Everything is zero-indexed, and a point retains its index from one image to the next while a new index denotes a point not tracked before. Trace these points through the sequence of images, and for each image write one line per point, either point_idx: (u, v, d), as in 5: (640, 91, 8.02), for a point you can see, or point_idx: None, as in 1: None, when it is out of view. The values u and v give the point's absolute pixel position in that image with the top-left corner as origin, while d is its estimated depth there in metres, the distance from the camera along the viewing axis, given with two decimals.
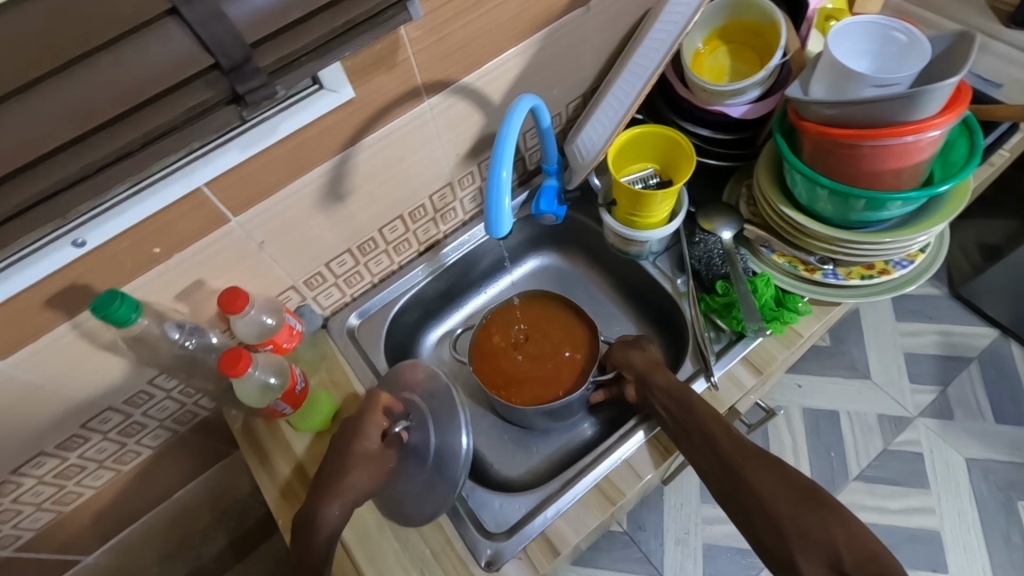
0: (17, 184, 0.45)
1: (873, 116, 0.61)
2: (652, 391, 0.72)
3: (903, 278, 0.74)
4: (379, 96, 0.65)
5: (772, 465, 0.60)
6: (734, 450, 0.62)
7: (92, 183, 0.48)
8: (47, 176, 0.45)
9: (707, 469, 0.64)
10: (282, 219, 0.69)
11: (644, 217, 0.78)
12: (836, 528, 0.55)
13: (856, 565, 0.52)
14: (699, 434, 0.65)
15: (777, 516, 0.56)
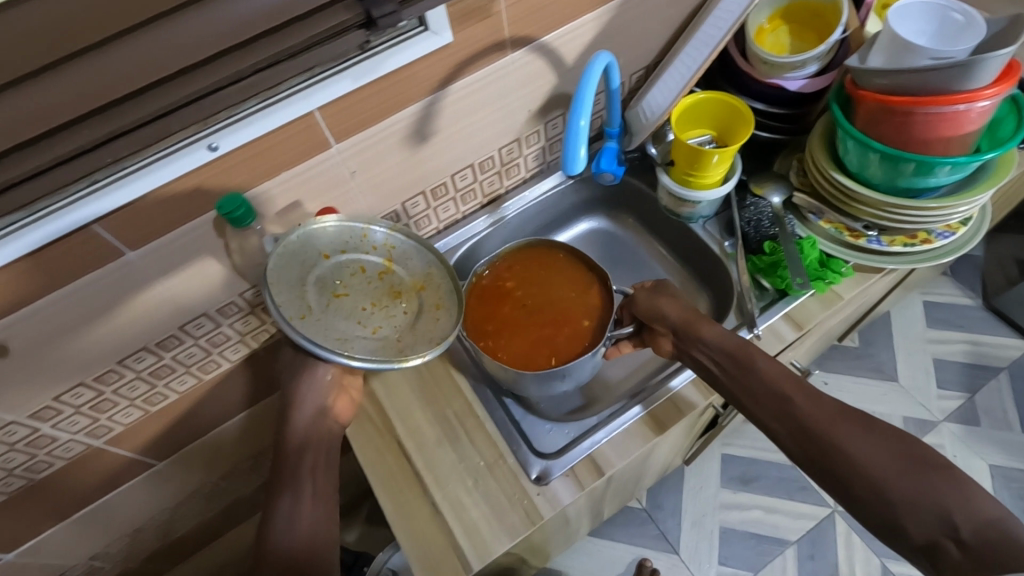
0: (184, 79, 0.54)
1: (928, 85, 0.66)
2: (694, 344, 0.76)
3: (944, 249, 0.79)
4: (472, 44, 0.72)
5: (866, 431, 0.64)
6: (820, 419, 0.66)
7: (241, 85, 0.57)
8: (210, 74, 0.55)
9: (791, 436, 0.67)
10: (374, 152, 0.76)
11: (698, 177, 0.84)
12: (945, 490, 0.59)
13: (970, 528, 0.57)
14: (774, 401, 0.69)
15: (880, 483, 0.61)
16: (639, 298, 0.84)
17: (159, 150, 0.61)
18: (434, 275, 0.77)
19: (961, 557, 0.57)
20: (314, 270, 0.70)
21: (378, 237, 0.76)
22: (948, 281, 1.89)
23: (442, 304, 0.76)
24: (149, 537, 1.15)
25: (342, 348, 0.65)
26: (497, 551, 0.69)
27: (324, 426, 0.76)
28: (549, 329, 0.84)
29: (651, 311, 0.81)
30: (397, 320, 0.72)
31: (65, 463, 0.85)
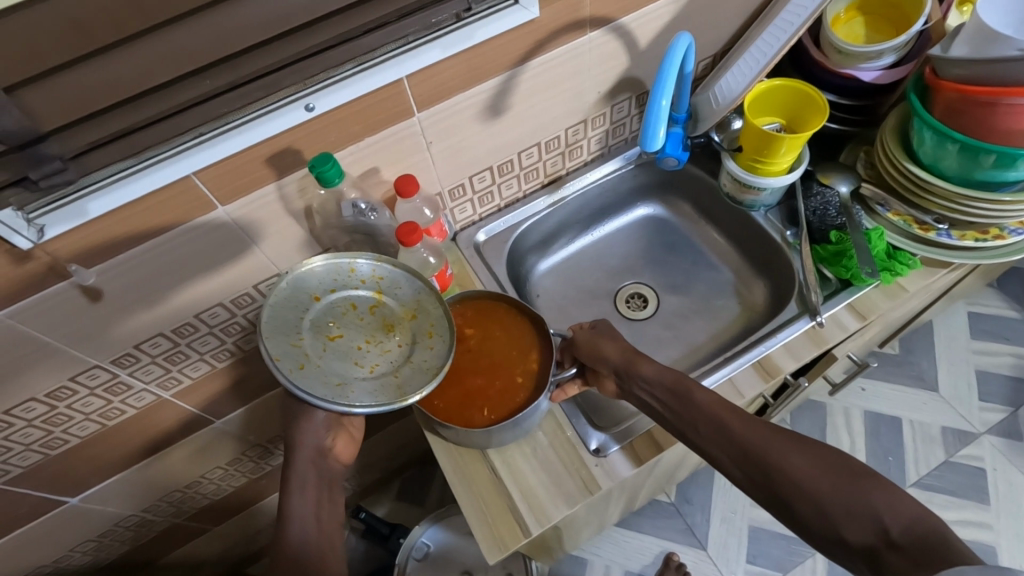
0: (299, 36, 0.61)
1: (1014, 74, 0.66)
2: (635, 382, 0.73)
3: (1015, 246, 0.78)
4: (554, 20, 0.73)
5: (799, 446, 0.61)
6: (752, 437, 0.63)
7: (348, 45, 0.64)
8: (324, 32, 0.62)
9: (730, 460, 0.64)
10: (451, 123, 0.78)
11: (766, 164, 0.84)
12: (878, 496, 0.56)
13: (903, 533, 0.53)
14: (705, 422, 0.67)
15: (818, 498, 0.58)
16: (579, 340, 0.80)
17: (258, 108, 0.63)
18: (425, 301, 0.70)
19: (901, 562, 0.52)
20: (306, 315, 0.66)
21: (366, 270, 0.71)
22: (995, 292, 1.85)
23: (436, 330, 0.69)
24: (198, 495, 1.19)
25: (343, 394, 0.62)
26: (554, 517, 0.71)
27: (326, 466, 0.73)
28: (484, 378, 0.76)
29: (590, 353, 0.77)
30: (394, 354, 0.67)
31: (135, 412, 0.89)
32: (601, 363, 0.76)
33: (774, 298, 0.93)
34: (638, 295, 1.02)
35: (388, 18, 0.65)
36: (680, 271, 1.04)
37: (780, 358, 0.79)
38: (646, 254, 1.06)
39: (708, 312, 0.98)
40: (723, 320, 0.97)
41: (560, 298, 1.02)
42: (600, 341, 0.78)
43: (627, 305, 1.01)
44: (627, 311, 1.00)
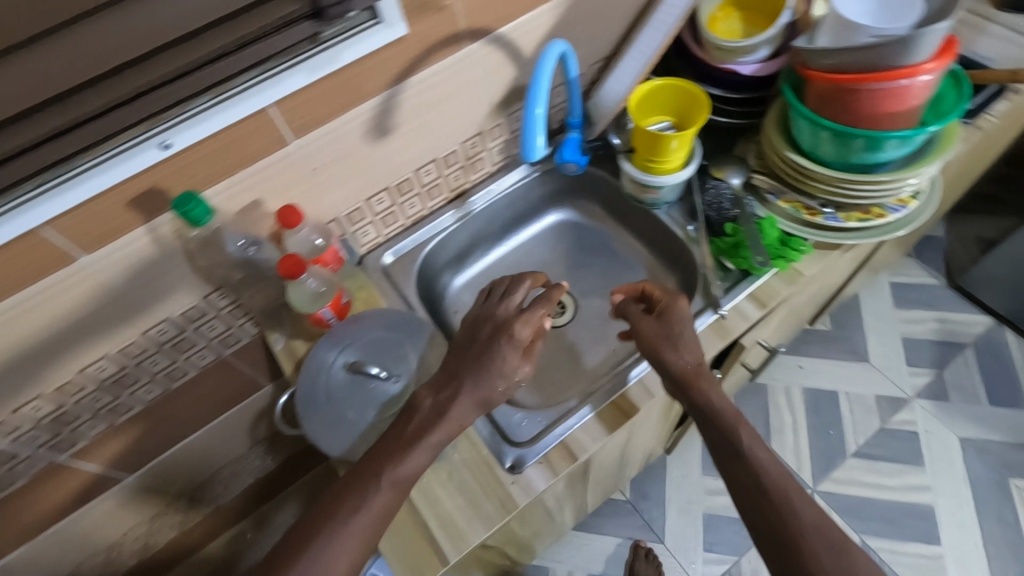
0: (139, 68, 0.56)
1: (871, 62, 0.68)
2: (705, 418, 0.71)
3: (894, 224, 0.81)
4: (426, 37, 0.72)
5: (839, 550, 0.61)
6: (803, 526, 0.63)
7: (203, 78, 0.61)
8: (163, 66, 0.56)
9: (764, 529, 0.65)
10: (335, 147, 0.76)
11: (660, 163, 0.85)
12: None
13: None
14: (775, 495, 0.66)
15: None
16: (646, 330, 0.75)
17: (108, 149, 0.59)
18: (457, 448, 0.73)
19: None
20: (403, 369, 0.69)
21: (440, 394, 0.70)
22: (914, 262, 1.94)
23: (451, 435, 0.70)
24: (124, 554, 1.12)
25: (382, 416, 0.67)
26: (473, 542, 0.69)
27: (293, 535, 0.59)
28: None
29: (651, 347, 0.74)
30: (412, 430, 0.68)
31: (27, 481, 0.83)
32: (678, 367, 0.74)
33: (684, 289, 0.94)
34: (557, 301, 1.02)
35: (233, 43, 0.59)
36: (596, 273, 1.04)
37: None
38: (563, 259, 1.06)
39: None
40: None
41: None
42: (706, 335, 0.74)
43: None
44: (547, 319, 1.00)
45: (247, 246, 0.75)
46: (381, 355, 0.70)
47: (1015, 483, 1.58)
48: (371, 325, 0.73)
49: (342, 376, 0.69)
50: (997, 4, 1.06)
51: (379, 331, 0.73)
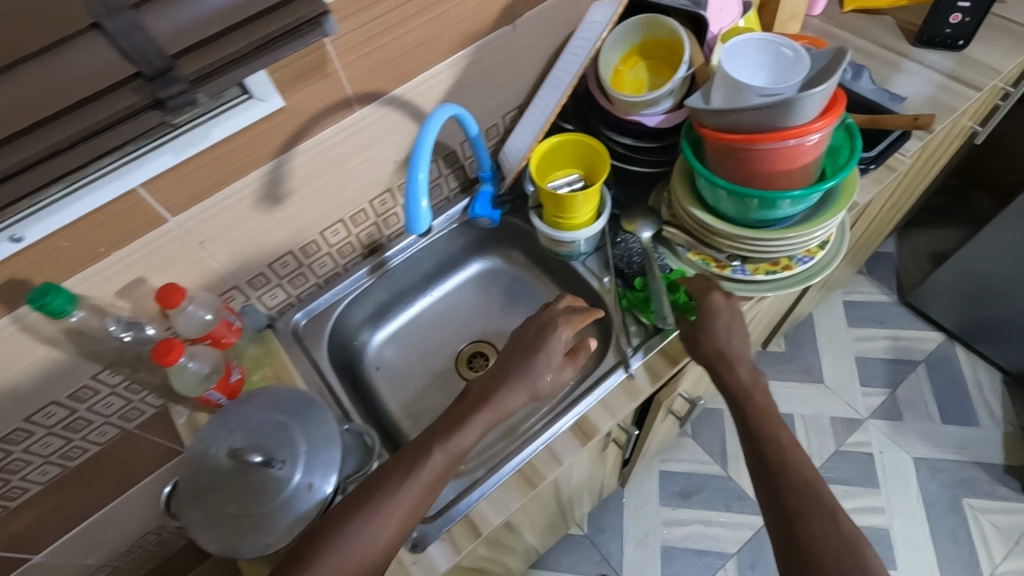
0: None
1: (759, 123, 0.67)
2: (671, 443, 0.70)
3: (804, 274, 0.80)
4: (310, 105, 0.70)
5: (830, 514, 0.59)
6: (805, 495, 0.61)
7: None
8: None
9: (765, 494, 0.64)
10: (223, 219, 0.73)
11: (568, 219, 0.84)
12: None
13: None
14: (775, 462, 0.65)
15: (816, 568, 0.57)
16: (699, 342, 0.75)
17: None
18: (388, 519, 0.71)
19: None
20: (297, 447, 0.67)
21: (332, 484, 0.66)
22: (865, 279, 1.95)
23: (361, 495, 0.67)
24: None
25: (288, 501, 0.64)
26: None
27: None
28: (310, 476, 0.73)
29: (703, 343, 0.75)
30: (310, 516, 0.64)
31: None
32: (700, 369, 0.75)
33: (602, 343, 0.91)
34: (480, 354, 1.00)
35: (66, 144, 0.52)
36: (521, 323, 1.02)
37: (596, 417, 0.78)
38: (486, 310, 1.04)
39: None
40: None
41: (401, 367, 0.99)
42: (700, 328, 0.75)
43: (469, 367, 0.99)
44: (470, 373, 0.98)
45: (127, 331, 0.71)
46: (269, 439, 0.68)
47: (968, 501, 1.58)
48: (259, 406, 0.71)
49: (225, 463, 0.66)
50: (911, 40, 1.07)
51: (271, 413, 0.70)
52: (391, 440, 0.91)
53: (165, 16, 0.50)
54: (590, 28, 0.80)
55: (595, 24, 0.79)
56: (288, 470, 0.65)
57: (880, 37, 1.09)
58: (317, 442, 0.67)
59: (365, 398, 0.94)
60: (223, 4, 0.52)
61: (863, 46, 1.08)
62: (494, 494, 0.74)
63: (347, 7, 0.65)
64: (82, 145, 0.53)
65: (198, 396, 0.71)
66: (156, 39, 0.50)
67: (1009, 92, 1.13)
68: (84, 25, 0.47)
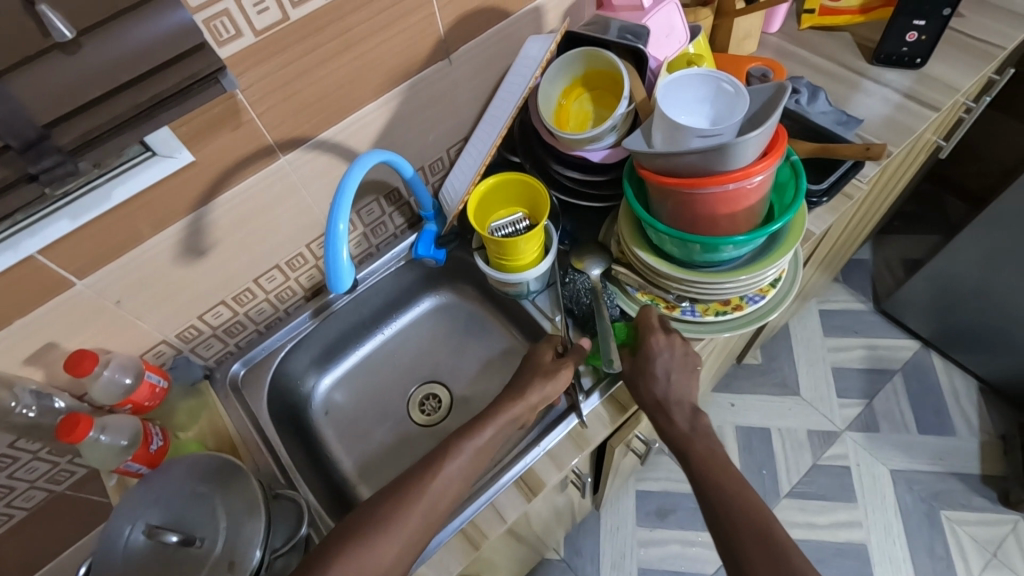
0: None
1: (698, 166, 0.65)
2: None
3: (756, 313, 0.78)
4: (227, 155, 0.66)
5: (760, 538, 0.60)
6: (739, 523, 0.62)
7: None
8: None
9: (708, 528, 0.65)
10: (139, 277, 0.69)
11: (513, 260, 0.80)
12: None
13: None
14: (710, 493, 0.65)
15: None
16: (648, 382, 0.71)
17: None
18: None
19: None
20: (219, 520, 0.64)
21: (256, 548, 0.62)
22: (841, 287, 1.93)
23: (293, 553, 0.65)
24: None
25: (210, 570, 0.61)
26: None
27: None
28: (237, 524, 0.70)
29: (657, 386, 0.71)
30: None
31: None
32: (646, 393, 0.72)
33: None
34: (432, 396, 0.96)
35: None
36: (474, 361, 0.98)
37: (543, 470, 0.74)
38: (438, 348, 1.00)
39: None
40: None
41: (349, 412, 0.95)
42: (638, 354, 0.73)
43: (420, 410, 0.95)
44: (420, 417, 0.94)
45: (32, 405, 0.68)
46: (185, 512, 0.66)
47: (945, 513, 1.57)
48: (180, 477, 0.68)
49: (141, 542, 0.64)
50: (868, 58, 1.05)
51: (187, 483, 0.68)
52: (335, 492, 0.87)
53: (32, 83, 0.46)
54: (525, 63, 0.76)
55: (530, 59, 0.75)
56: (208, 546, 0.63)
57: (838, 55, 1.07)
58: (237, 507, 0.65)
59: (309, 448, 0.90)
60: (100, 66, 0.48)
61: (820, 65, 1.06)
62: (435, 557, 0.70)
63: (256, 55, 0.61)
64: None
65: (115, 467, 0.69)
66: (22, 110, 0.45)
67: (972, 107, 1.11)
68: None
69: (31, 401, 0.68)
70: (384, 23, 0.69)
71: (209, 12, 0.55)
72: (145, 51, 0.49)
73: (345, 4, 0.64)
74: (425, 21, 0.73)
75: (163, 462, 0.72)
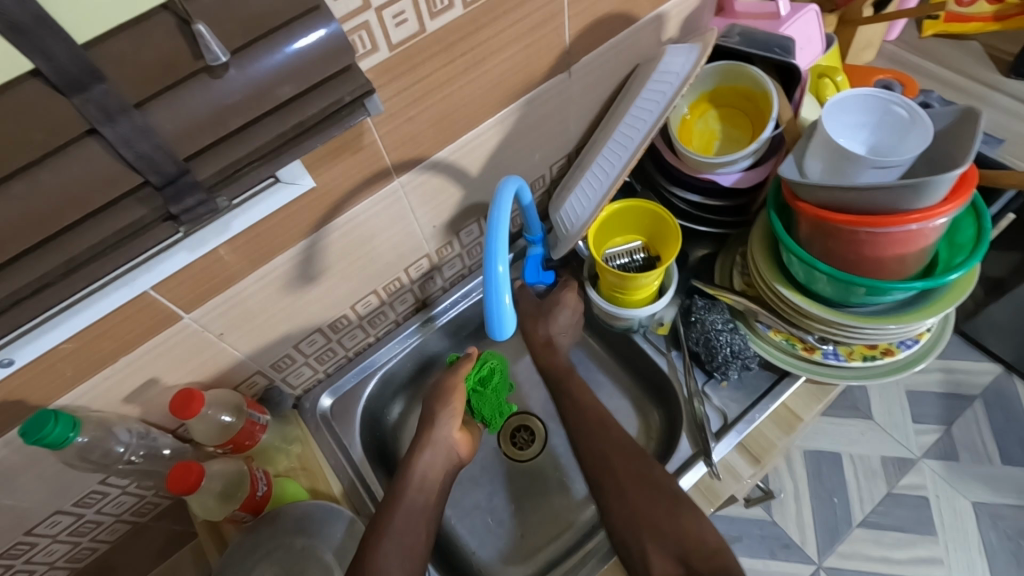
0: None
1: (873, 203, 0.58)
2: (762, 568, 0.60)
3: (908, 359, 0.70)
4: (346, 180, 0.61)
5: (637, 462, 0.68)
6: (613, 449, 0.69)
7: None
8: None
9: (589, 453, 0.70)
10: (243, 309, 0.64)
11: (628, 295, 0.74)
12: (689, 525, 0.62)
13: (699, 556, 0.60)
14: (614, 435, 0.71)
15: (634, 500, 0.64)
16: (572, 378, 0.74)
17: None
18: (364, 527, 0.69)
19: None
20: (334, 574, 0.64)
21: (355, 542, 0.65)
22: None
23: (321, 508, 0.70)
24: None
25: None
26: None
27: None
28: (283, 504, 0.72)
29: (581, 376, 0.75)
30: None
31: None
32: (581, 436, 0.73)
33: (668, 426, 0.81)
34: (524, 429, 0.88)
35: (48, 278, 0.43)
36: None
37: None
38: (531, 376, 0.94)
39: None
40: None
41: None
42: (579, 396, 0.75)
43: (513, 443, 0.87)
44: (513, 451, 0.86)
45: (138, 449, 0.65)
46: (297, 568, 0.64)
47: None
48: (286, 530, 0.66)
49: None
50: (1003, 70, 0.96)
51: (293, 535, 0.66)
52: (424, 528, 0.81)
53: (176, 109, 0.40)
54: (666, 76, 0.69)
55: (671, 74, 0.68)
56: None
57: (967, 67, 0.98)
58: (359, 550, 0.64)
59: None
60: (246, 89, 0.42)
61: (948, 76, 0.97)
62: None
63: (389, 73, 0.55)
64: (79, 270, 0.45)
65: (224, 516, 0.68)
66: (167, 144, 0.40)
67: None
68: (80, 132, 0.37)
69: (137, 443, 0.65)
70: (517, 35, 0.62)
71: (352, 26, 0.49)
72: (293, 70, 0.43)
73: (481, 16, 0.57)
74: (554, 32, 0.66)
75: (268, 509, 0.70)
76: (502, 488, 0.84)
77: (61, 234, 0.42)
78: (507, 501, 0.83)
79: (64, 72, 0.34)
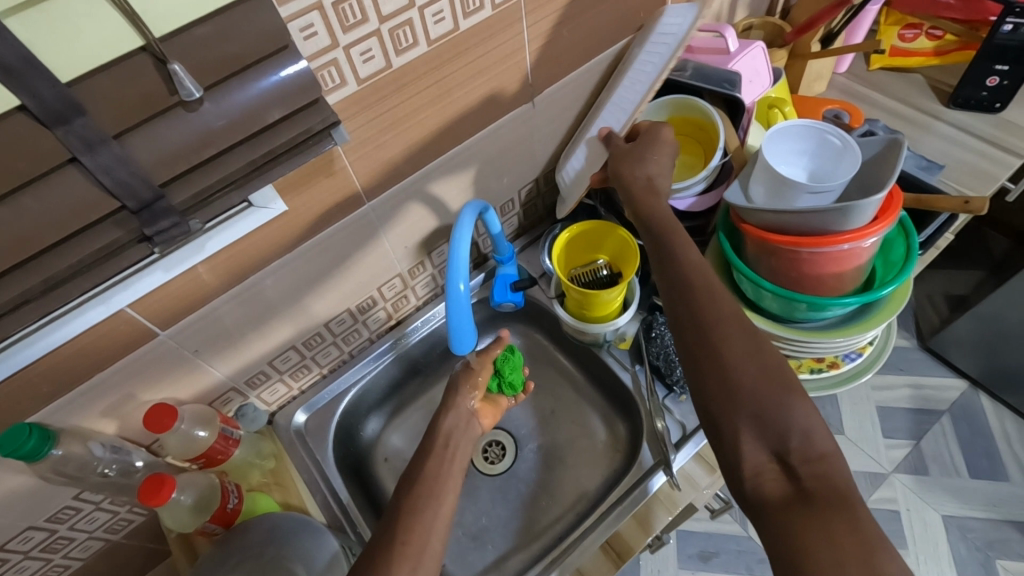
0: None
1: (809, 225, 0.62)
2: None
3: (852, 371, 0.75)
4: (318, 204, 0.64)
5: (746, 338, 0.55)
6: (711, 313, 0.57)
7: None
8: None
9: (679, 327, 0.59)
10: (217, 327, 0.67)
11: (594, 311, 0.78)
12: (795, 414, 0.51)
13: (803, 461, 0.49)
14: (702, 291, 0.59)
15: (738, 391, 0.52)
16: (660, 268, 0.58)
17: None
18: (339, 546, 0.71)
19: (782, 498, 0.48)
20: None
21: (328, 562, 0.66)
22: None
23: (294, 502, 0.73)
24: None
25: None
26: None
27: None
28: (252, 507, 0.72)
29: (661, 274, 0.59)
30: None
31: None
32: (667, 288, 0.61)
33: (634, 439, 0.84)
34: (495, 443, 0.90)
35: (27, 296, 0.46)
36: (539, 403, 0.94)
37: (629, 535, 0.73)
38: None
39: (583, 451, 0.88)
40: (590, 461, 0.87)
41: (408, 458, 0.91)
42: (672, 269, 0.62)
43: (485, 457, 0.89)
44: (484, 465, 0.88)
45: (111, 463, 0.67)
46: None
47: (1003, 565, 1.36)
48: (257, 539, 0.68)
49: None
50: (945, 101, 1.02)
51: (264, 546, 0.68)
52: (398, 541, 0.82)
53: (151, 142, 0.44)
54: (665, 37, 0.72)
55: (670, 34, 0.71)
56: None
57: (912, 98, 1.04)
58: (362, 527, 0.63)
59: (370, 495, 0.85)
60: (219, 122, 0.46)
61: (894, 107, 1.03)
62: None
63: (357, 104, 0.59)
64: (59, 287, 0.48)
65: (194, 527, 0.69)
66: (143, 172, 0.44)
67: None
68: (61, 161, 0.41)
69: (110, 457, 0.67)
70: (479, 69, 0.67)
71: (322, 62, 0.53)
72: (260, 105, 0.47)
73: (446, 51, 0.62)
74: (515, 66, 0.70)
75: (238, 521, 0.72)
76: (475, 499, 0.86)
77: (38, 255, 0.44)
78: (479, 514, 0.85)
79: (49, 107, 0.38)
